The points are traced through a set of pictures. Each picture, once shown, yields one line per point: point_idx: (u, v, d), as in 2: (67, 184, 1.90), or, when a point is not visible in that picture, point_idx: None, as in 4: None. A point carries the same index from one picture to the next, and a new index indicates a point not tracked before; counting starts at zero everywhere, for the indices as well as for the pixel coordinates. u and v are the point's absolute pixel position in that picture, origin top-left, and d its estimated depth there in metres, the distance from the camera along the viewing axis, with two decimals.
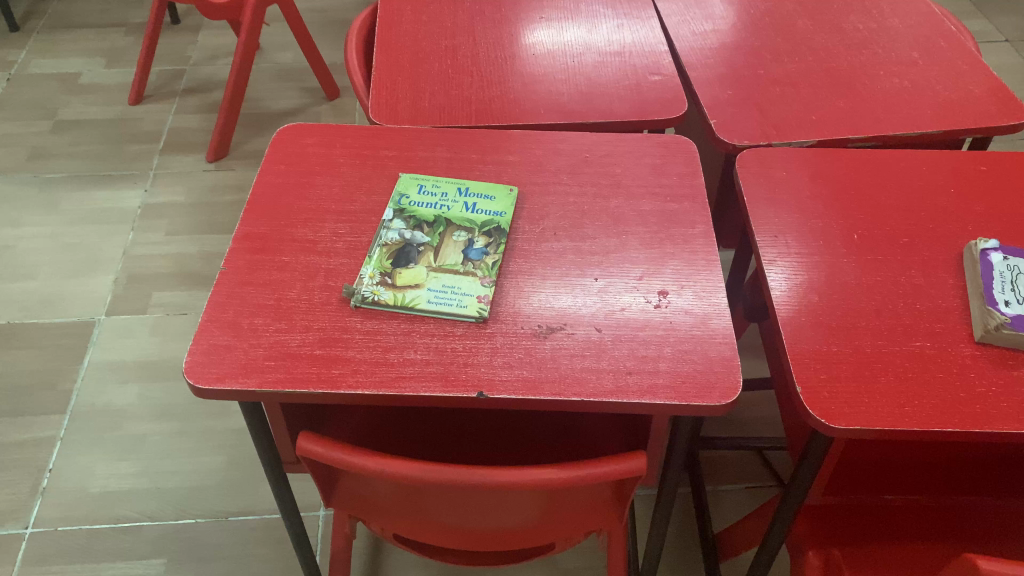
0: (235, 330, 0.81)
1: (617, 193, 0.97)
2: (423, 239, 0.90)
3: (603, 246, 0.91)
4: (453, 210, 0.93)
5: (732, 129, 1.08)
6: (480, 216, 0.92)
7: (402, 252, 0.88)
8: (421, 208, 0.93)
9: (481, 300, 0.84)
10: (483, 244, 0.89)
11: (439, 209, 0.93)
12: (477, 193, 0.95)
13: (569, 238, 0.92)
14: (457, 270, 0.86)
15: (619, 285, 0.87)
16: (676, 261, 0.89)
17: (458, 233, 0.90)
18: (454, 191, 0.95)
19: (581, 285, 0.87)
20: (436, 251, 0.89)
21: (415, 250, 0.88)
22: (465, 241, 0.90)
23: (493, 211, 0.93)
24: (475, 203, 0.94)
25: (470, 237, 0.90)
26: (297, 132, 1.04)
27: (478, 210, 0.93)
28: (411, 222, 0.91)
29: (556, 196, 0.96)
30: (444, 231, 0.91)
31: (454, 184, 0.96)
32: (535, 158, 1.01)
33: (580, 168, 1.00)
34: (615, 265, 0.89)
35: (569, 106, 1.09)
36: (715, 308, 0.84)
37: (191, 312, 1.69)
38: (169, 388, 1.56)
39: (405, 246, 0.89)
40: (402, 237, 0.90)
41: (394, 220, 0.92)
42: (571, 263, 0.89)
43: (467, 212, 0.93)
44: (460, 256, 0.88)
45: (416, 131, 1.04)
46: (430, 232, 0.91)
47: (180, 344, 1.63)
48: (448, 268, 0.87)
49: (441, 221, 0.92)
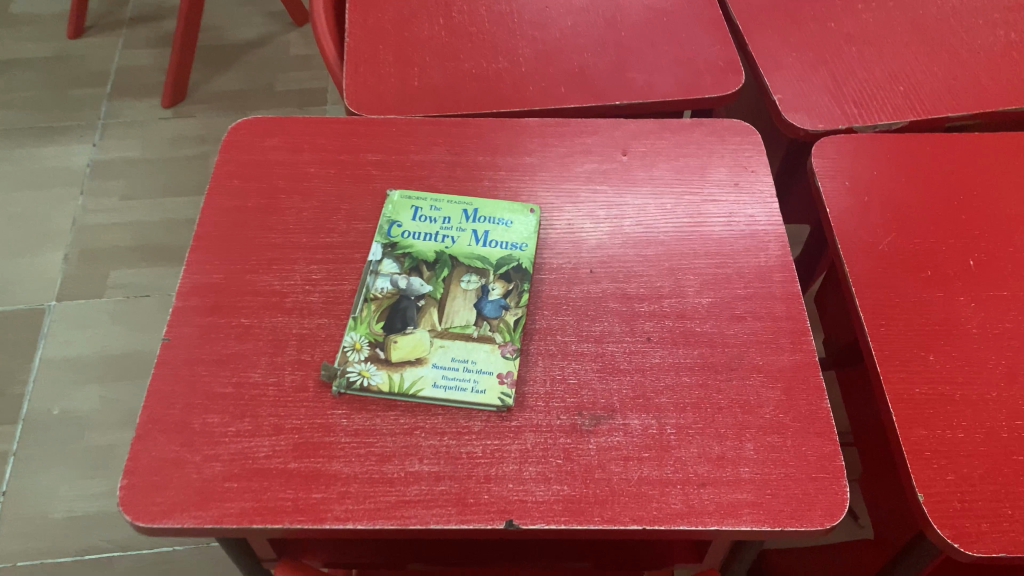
0: (185, 436, 0.62)
1: (666, 207, 0.76)
2: (423, 288, 0.69)
3: (654, 285, 0.71)
4: (458, 243, 0.72)
5: (801, 108, 0.85)
6: (494, 252, 0.72)
7: (396, 309, 0.68)
8: (417, 242, 0.72)
9: (504, 380, 0.64)
10: (501, 293, 0.69)
11: (440, 243, 0.72)
12: (488, 217, 0.74)
13: (608, 277, 0.71)
14: (470, 336, 0.67)
15: (679, 344, 0.67)
16: (750, 306, 0.69)
17: (469, 278, 0.70)
18: (458, 215, 0.74)
19: (629, 348, 0.67)
20: (440, 305, 0.68)
21: (413, 305, 0.68)
22: (477, 289, 0.69)
23: (510, 243, 0.72)
24: (486, 232, 0.73)
25: (482, 283, 0.70)
26: (254, 129, 0.82)
27: (491, 243, 0.72)
28: (406, 263, 0.71)
29: (589, 217, 0.76)
30: (448, 275, 0.70)
31: (458, 204, 0.75)
32: (558, 162, 0.79)
33: (616, 173, 0.79)
34: (673, 314, 0.69)
35: (598, 83, 0.87)
36: (806, 379, 0.65)
37: (155, 294, 1.49)
38: (132, 388, 1.37)
39: (400, 299, 0.69)
40: (396, 286, 0.70)
41: (384, 261, 0.71)
42: (614, 315, 0.69)
43: (477, 246, 0.72)
44: (472, 313, 0.68)
45: (406, 125, 0.82)
46: (432, 277, 0.70)
47: (146, 335, 1.43)
48: (457, 333, 0.67)
49: (444, 259, 0.71)
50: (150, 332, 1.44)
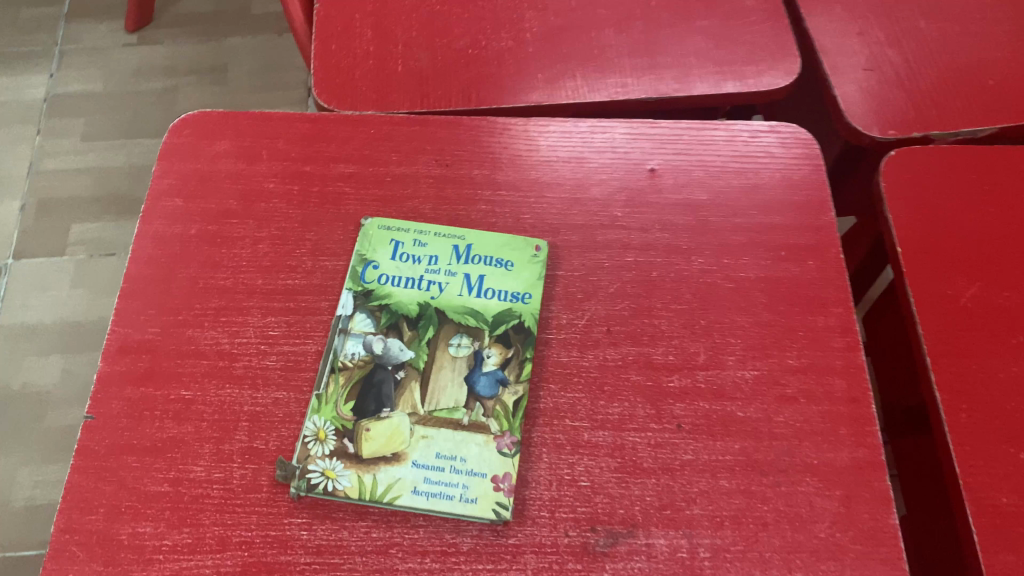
0: (110, 551, 0.51)
1: (702, 241, 0.62)
2: (403, 355, 0.56)
3: (686, 351, 0.58)
4: (447, 292, 0.59)
5: (867, 107, 0.70)
6: (490, 305, 0.59)
7: (370, 385, 0.55)
8: (397, 290, 0.59)
9: (500, 487, 0.52)
10: (499, 364, 0.56)
11: (425, 293, 0.59)
12: (483, 257, 0.60)
13: (629, 338, 0.58)
14: (460, 424, 0.54)
15: (716, 434, 0.55)
16: (803, 382, 0.57)
17: (459, 341, 0.57)
18: (447, 253, 0.60)
19: (654, 438, 0.55)
20: (423, 380, 0.56)
21: (391, 379, 0.56)
22: (469, 357, 0.57)
23: (510, 292, 0.59)
24: (481, 277, 0.60)
25: (476, 350, 0.57)
26: (200, 127, 0.67)
27: (487, 292, 0.59)
28: (383, 319, 0.58)
29: (607, 254, 0.62)
30: (434, 337, 0.57)
31: (447, 237, 0.61)
32: (571, 179, 0.65)
33: (641, 193, 0.64)
34: (708, 392, 0.56)
35: (621, 70, 0.71)
36: (870, 485, 0.53)
37: (119, 252, 1.35)
38: (94, 360, 1.26)
39: (375, 370, 0.56)
40: (370, 351, 0.57)
41: (356, 316, 0.58)
42: (636, 391, 0.56)
43: (470, 296, 0.59)
44: (462, 391, 0.55)
45: (386, 127, 0.67)
46: (414, 339, 0.57)
47: (109, 300, 1.30)
48: (443, 419, 0.54)
49: (430, 315, 0.58)
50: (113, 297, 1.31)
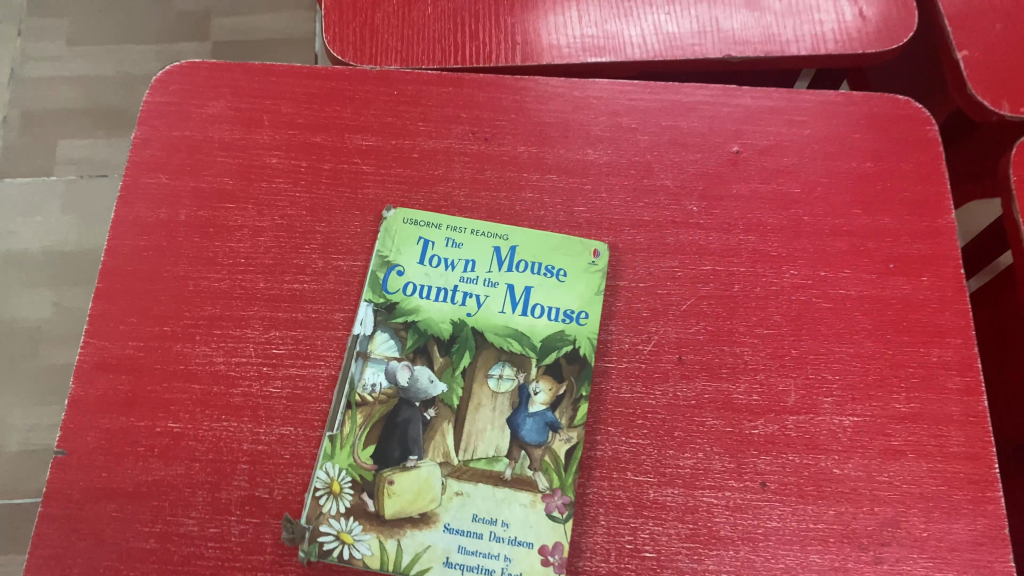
0: None
1: (795, 246, 0.52)
2: (433, 388, 0.47)
3: (773, 391, 0.48)
4: (486, 307, 0.49)
5: (999, 75, 0.57)
6: (538, 326, 0.48)
7: (393, 426, 0.46)
8: (427, 305, 0.49)
9: (549, 560, 0.44)
10: (548, 403, 0.47)
11: (459, 308, 0.49)
12: (530, 264, 0.50)
13: (705, 371, 0.49)
14: (501, 479, 0.45)
15: (807, 497, 0.46)
16: (913, 433, 0.47)
17: (501, 372, 0.47)
18: (486, 257, 0.50)
19: (732, 500, 0.46)
20: (457, 421, 0.46)
21: (418, 419, 0.46)
22: (513, 392, 0.47)
23: (562, 310, 0.49)
24: (527, 289, 0.49)
25: (521, 385, 0.47)
26: (186, 82, 0.55)
27: (534, 310, 0.49)
28: (409, 342, 0.48)
29: (680, 260, 0.51)
30: (472, 367, 0.47)
31: (487, 237, 0.51)
32: (638, 160, 0.53)
33: (722, 182, 0.53)
34: (799, 443, 0.47)
35: (698, 20, 0.59)
36: (990, 567, 0.45)
37: (112, 174, 1.24)
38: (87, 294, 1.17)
39: (399, 407, 0.46)
40: (393, 382, 0.47)
41: (378, 337, 0.48)
42: (713, 439, 0.47)
43: (513, 314, 0.49)
44: (504, 437, 0.46)
45: (414, 88, 0.55)
46: (447, 368, 0.47)
47: (101, 228, 1.20)
48: (482, 472, 0.45)
49: (465, 338, 0.48)
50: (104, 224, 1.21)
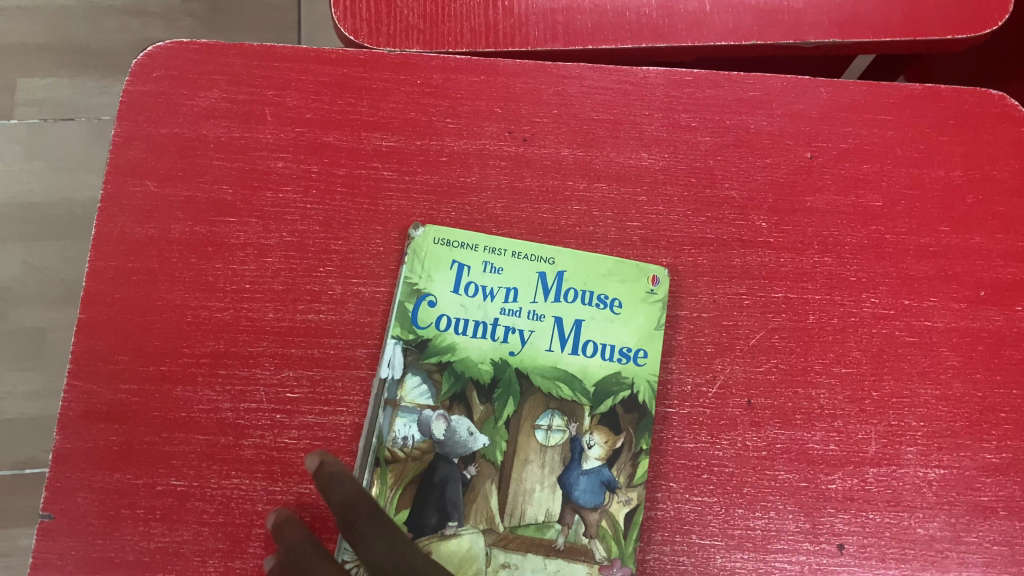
0: None
1: (876, 270, 0.46)
2: (474, 442, 0.42)
3: (853, 439, 0.43)
4: (532, 344, 0.43)
5: None
6: (591, 367, 0.43)
7: (429, 487, 0.41)
8: (464, 342, 0.43)
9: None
10: (604, 459, 0.42)
11: (500, 345, 0.43)
12: (579, 293, 0.44)
13: (777, 417, 0.43)
14: (552, 548, 0.41)
15: (888, 560, 0.42)
16: (1004, 488, 0.43)
17: (550, 422, 0.42)
18: (530, 285, 0.45)
19: (808, 565, 0.41)
20: (502, 481, 0.41)
21: (458, 479, 0.41)
22: (564, 446, 0.42)
23: (617, 348, 0.44)
24: (577, 324, 0.44)
25: (572, 437, 0.42)
26: (175, 68, 0.47)
27: (586, 348, 0.44)
28: (444, 387, 0.42)
29: (750, 287, 0.45)
30: (516, 417, 0.42)
31: (530, 261, 0.45)
32: (700, 166, 0.47)
33: (796, 193, 0.47)
34: (880, 499, 0.42)
35: None
36: None
37: (83, 119, 0.97)
38: (66, 253, 0.93)
39: (436, 464, 0.41)
40: (428, 435, 0.42)
41: (408, 381, 0.42)
42: (787, 496, 0.42)
43: (562, 353, 0.43)
44: (554, 498, 0.41)
45: (439, 77, 0.47)
46: (488, 419, 0.42)
47: (82, 177, 0.95)
48: (531, 540, 0.41)
49: (508, 382, 0.43)
50: (91, 173, 0.96)
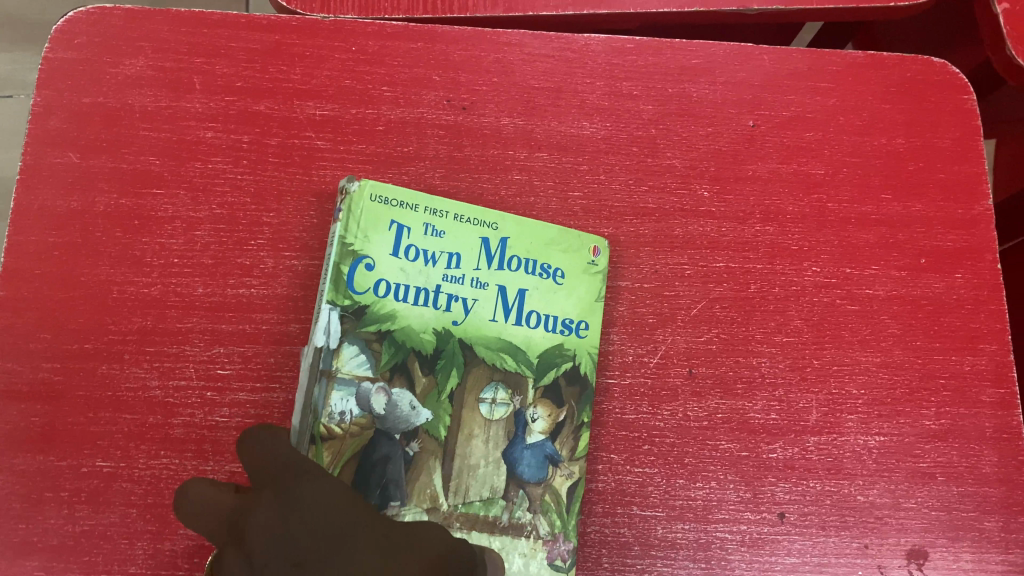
0: None
1: (818, 239, 0.45)
2: (416, 417, 0.40)
3: (795, 408, 0.43)
4: (475, 314, 0.41)
5: None
6: (535, 339, 0.42)
7: (370, 466, 0.38)
8: (404, 311, 0.40)
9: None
10: (547, 433, 0.41)
11: (442, 315, 0.41)
12: (522, 262, 0.43)
13: (718, 387, 0.43)
14: (497, 525, 0.39)
15: (828, 528, 0.42)
16: (943, 454, 0.43)
17: (494, 396, 0.41)
18: (472, 252, 0.42)
19: (748, 535, 0.41)
20: (446, 457, 0.40)
21: (400, 456, 0.39)
22: (508, 420, 0.41)
23: (560, 319, 0.43)
24: (520, 294, 0.42)
25: (515, 410, 0.41)
26: (99, 35, 0.45)
27: (529, 318, 0.42)
28: (385, 358, 0.39)
29: (691, 255, 0.44)
30: (460, 390, 0.41)
31: (473, 224, 0.42)
32: (642, 134, 0.46)
33: (738, 161, 0.46)
34: (821, 468, 0.42)
35: None
36: None
37: (17, 94, 0.94)
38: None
39: (376, 441, 0.39)
40: (367, 410, 0.39)
41: (345, 351, 0.39)
42: (728, 466, 0.42)
43: (507, 324, 0.42)
44: (498, 473, 0.40)
45: (376, 44, 0.46)
46: (431, 392, 0.40)
47: (15, 155, 0.93)
48: (475, 517, 0.39)
49: (452, 353, 0.41)
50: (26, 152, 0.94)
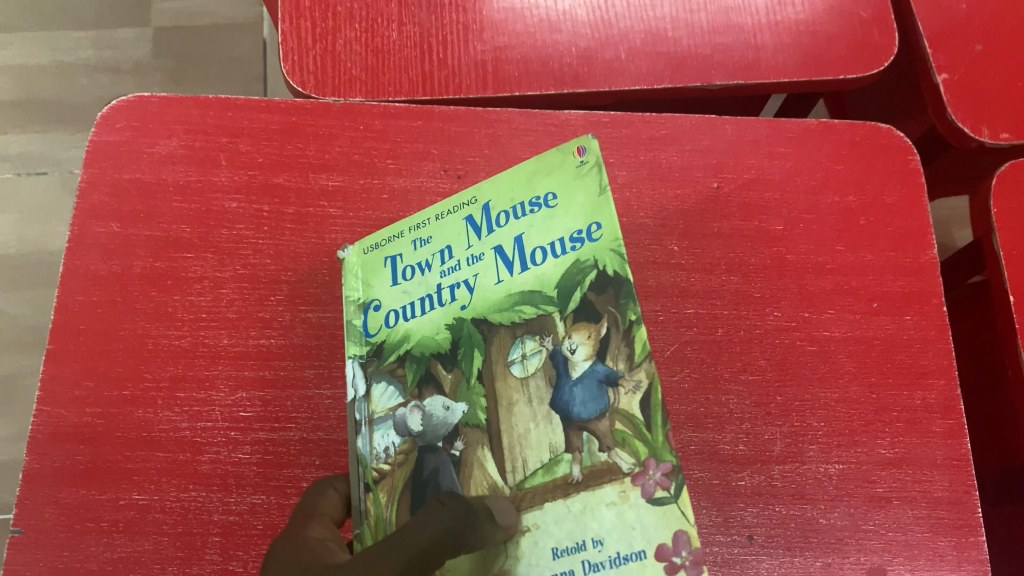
0: None
1: (778, 287, 0.51)
2: (453, 416, 0.36)
3: (761, 440, 0.47)
4: (480, 288, 0.37)
5: (975, 96, 0.57)
6: (546, 272, 0.36)
7: (420, 485, 0.35)
8: (416, 325, 0.39)
9: (677, 563, 0.28)
10: (594, 356, 0.33)
11: (450, 307, 0.38)
12: (509, 212, 0.38)
13: (691, 422, 0.47)
14: (570, 483, 0.31)
15: (793, 549, 0.45)
16: (898, 480, 0.47)
17: (523, 352, 0.35)
18: (461, 235, 0.39)
19: (720, 555, 0.45)
20: (492, 440, 0.34)
21: (447, 461, 0.35)
22: (546, 367, 0.34)
23: (567, 238, 0.36)
24: (518, 241, 0.37)
25: (554, 355, 0.34)
26: (137, 120, 0.52)
27: (535, 259, 0.36)
28: (410, 377, 0.38)
29: (663, 304, 0.50)
30: (488, 365, 0.36)
31: (454, 211, 0.40)
32: (616, 196, 0.52)
33: (703, 219, 0.52)
34: (785, 493, 0.46)
35: (676, 44, 0.57)
36: None
37: (54, 169, 1.07)
38: (37, 301, 1.01)
39: (421, 459, 0.36)
40: (407, 434, 0.37)
41: (376, 391, 0.39)
42: (700, 493, 0.46)
43: (512, 278, 0.37)
44: (554, 429, 0.33)
45: (381, 122, 0.52)
46: (460, 384, 0.36)
47: (55, 226, 1.05)
48: (543, 487, 0.32)
49: (469, 336, 0.37)
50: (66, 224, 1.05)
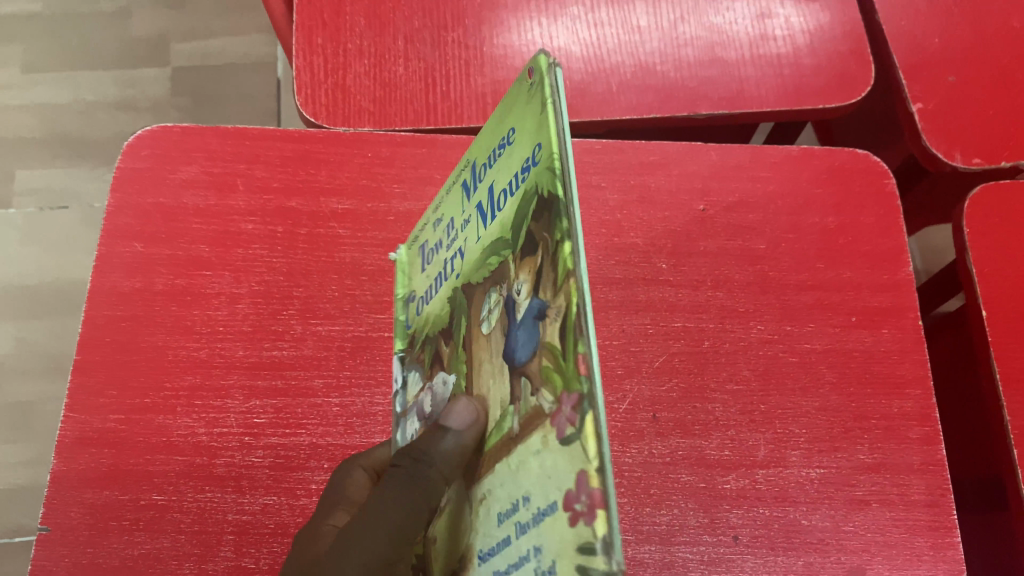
0: None
1: (761, 302, 0.54)
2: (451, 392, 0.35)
3: (745, 445, 0.50)
4: (472, 250, 0.34)
5: (948, 122, 0.60)
6: (506, 217, 0.30)
7: None
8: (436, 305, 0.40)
9: (577, 512, 0.21)
10: (532, 291, 0.27)
11: (454, 278, 0.36)
12: (486, 160, 0.32)
13: (679, 428, 0.50)
14: (512, 438, 0.27)
15: (777, 548, 0.48)
16: (877, 483, 0.49)
17: (492, 306, 0.31)
18: (463, 201, 0.36)
19: (707, 555, 0.47)
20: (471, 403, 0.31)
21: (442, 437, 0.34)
22: (505, 316, 0.29)
23: (519, 168, 0.29)
24: (492, 192, 0.32)
25: (511, 299, 0.29)
26: (160, 147, 0.55)
27: (501, 206, 0.31)
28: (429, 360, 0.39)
29: (652, 318, 0.53)
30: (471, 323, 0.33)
31: (459, 181, 0.37)
32: (607, 217, 0.55)
33: (690, 238, 0.55)
34: (768, 496, 0.49)
35: (664, 77, 0.60)
36: None
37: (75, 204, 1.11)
38: (58, 330, 1.05)
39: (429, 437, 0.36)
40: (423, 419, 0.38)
41: (412, 383, 0.42)
42: (687, 496, 0.48)
43: (487, 233, 0.32)
44: (506, 380, 0.28)
45: (387, 149, 0.56)
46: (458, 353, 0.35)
47: (76, 256, 1.08)
48: (499, 446, 0.28)
49: (463, 301, 0.34)
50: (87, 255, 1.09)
